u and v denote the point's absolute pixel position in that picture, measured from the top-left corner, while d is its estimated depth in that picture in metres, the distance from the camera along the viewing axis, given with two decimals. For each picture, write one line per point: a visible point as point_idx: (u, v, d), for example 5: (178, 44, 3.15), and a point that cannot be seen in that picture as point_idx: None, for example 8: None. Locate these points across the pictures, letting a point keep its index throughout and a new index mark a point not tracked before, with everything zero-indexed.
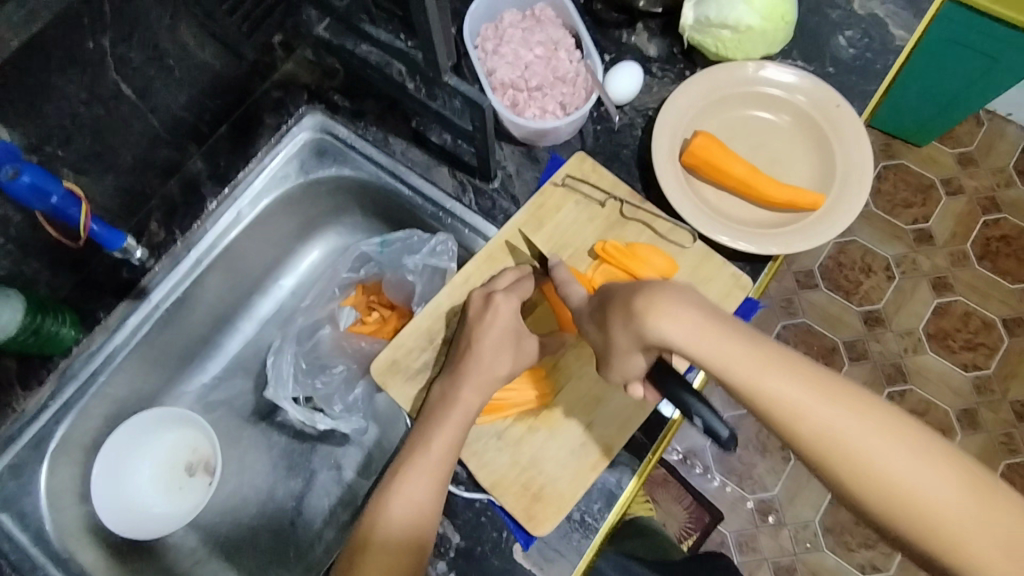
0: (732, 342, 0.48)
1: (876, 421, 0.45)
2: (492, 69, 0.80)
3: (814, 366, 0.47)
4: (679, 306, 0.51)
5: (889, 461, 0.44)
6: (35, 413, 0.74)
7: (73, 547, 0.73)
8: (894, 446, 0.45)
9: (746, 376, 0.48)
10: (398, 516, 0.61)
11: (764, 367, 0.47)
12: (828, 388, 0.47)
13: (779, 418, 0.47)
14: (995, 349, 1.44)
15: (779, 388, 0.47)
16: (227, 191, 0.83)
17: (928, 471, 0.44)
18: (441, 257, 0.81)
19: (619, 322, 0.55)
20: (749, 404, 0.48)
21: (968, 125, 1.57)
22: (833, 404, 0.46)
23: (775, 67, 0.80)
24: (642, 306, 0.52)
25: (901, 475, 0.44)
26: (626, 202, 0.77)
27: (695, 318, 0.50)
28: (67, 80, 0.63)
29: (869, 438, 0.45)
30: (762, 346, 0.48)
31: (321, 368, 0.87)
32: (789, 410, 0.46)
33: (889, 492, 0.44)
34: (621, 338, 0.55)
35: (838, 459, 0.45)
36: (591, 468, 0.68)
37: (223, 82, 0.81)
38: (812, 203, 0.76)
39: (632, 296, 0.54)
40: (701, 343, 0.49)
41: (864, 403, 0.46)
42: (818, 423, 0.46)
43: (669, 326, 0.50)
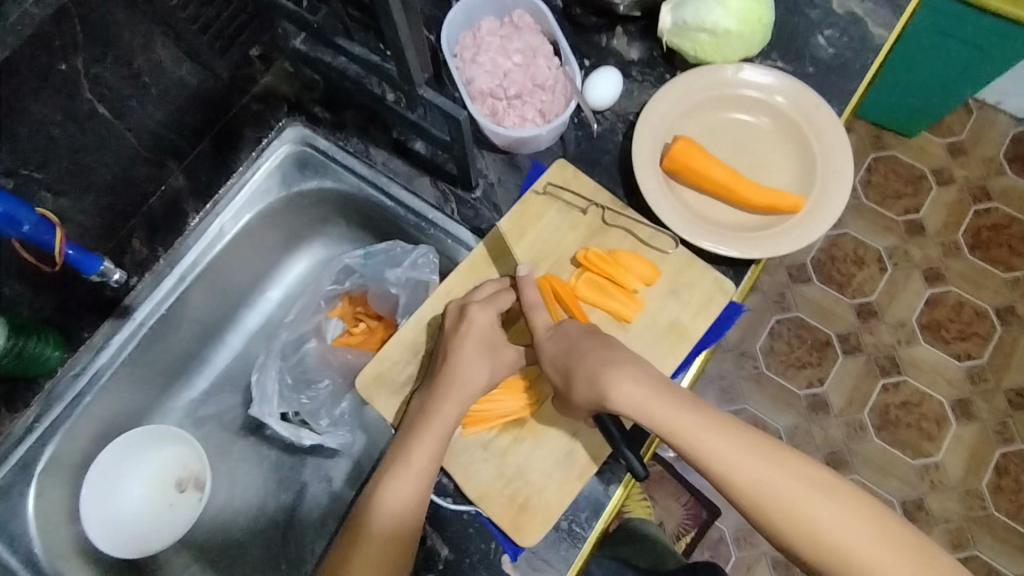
0: (678, 409, 0.58)
1: (800, 475, 0.54)
2: (470, 79, 0.80)
3: (744, 430, 0.56)
4: (631, 376, 0.60)
5: (815, 509, 0.52)
6: (21, 435, 0.75)
7: (63, 567, 0.73)
8: (815, 498, 0.53)
9: (690, 440, 0.56)
10: (379, 529, 0.62)
11: (706, 431, 0.56)
12: (759, 447, 0.55)
13: (720, 476, 0.55)
14: (988, 338, 1.44)
15: (718, 449, 0.55)
16: (209, 208, 0.83)
17: (846, 518, 0.52)
18: (423, 269, 0.81)
19: (580, 384, 0.62)
20: (694, 464, 0.57)
21: (958, 114, 1.57)
22: (764, 461, 0.54)
23: (754, 69, 0.80)
24: (602, 376, 0.61)
25: (824, 523, 0.52)
26: (607, 209, 0.77)
27: (645, 388, 0.60)
28: (40, 103, 0.63)
29: (795, 490, 0.53)
30: (702, 412, 0.57)
31: (306, 383, 0.88)
32: (726, 468, 0.55)
33: (815, 538, 0.52)
34: (581, 392, 0.62)
35: (772, 512, 0.53)
36: (577, 478, 0.68)
37: (202, 98, 0.80)
38: (793, 206, 0.76)
39: (597, 365, 0.62)
40: (651, 408, 0.59)
41: (789, 460, 0.55)
42: (753, 481, 0.54)
43: (624, 394, 0.60)
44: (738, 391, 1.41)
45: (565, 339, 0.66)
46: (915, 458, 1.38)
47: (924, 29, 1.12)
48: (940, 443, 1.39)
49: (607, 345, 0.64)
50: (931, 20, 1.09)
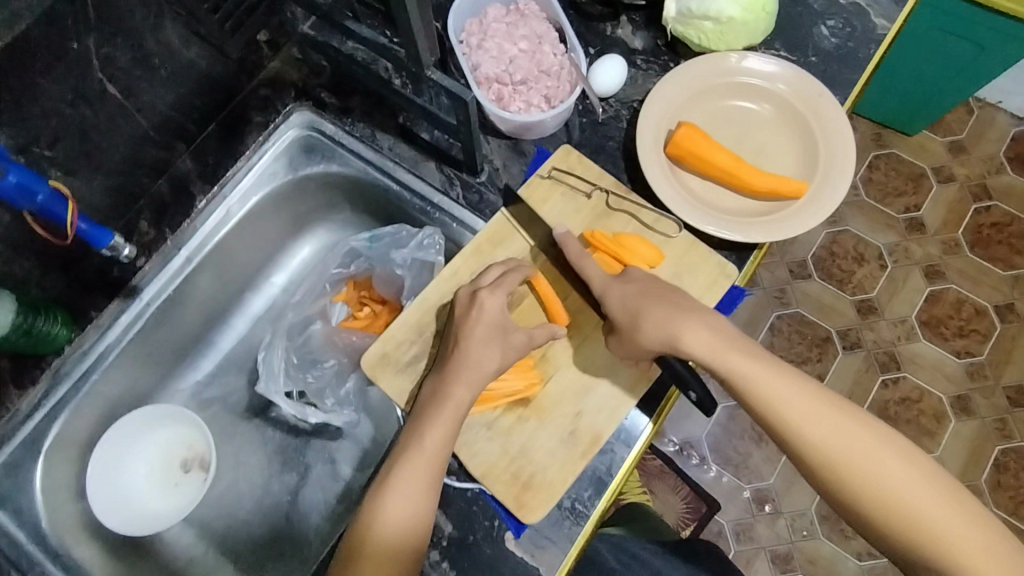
0: (746, 359, 0.63)
1: (858, 425, 0.59)
2: (476, 64, 0.80)
3: (817, 387, 0.62)
4: (702, 326, 0.66)
5: (869, 455, 0.58)
6: (29, 412, 0.75)
7: (69, 543, 0.74)
8: (883, 452, 0.58)
9: (759, 385, 0.62)
10: (393, 509, 0.62)
11: (773, 378, 0.62)
12: (821, 397, 0.61)
13: (782, 419, 0.61)
14: (987, 335, 1.45)
15: (783, 394, 0.61)
16: (217, 189, 0.83)
17: (897, 464, 0.57)
18: (429, 250, 0.81)
19: (649, 326, 0.66)
20: (765, 411, 0.62)
21: (958, 113, 1.58)
22: (826, 409, 0.60)
23: (757, 57, 0.81)
24: (675, 323, 0.65)
25: (877, 466, 0.57)
26: (611, 193, 0.78)
27: (722, 342, 0.64)
28: (52, 81, 0.64)
29: (864, 443, 0.58)
30: (772, 363, 0.63)
31: (312, 362, 0.89)
32: (800, 419, 0.60)
33: (868, 481, 0.57)
34: (650, 332, 0.66)
35: (829, 455, 0.59)
36: (580, 456, 0.69)
37: (211, 81, 0.81)
38: (795, 191, 0.76)
39: (671, 311, 0.66)
40: (728, 361, 0.64)
41: (851, 411, 0.60)
42: (813, 424, 0.60)
43: (695, 341, 0.65)
44: None
45: (635, 280, 0.70)
46: None
47: (926, 24, 1.12)
48: (938, 439, 1.39)
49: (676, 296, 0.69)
50: (931, 17, 1.10)
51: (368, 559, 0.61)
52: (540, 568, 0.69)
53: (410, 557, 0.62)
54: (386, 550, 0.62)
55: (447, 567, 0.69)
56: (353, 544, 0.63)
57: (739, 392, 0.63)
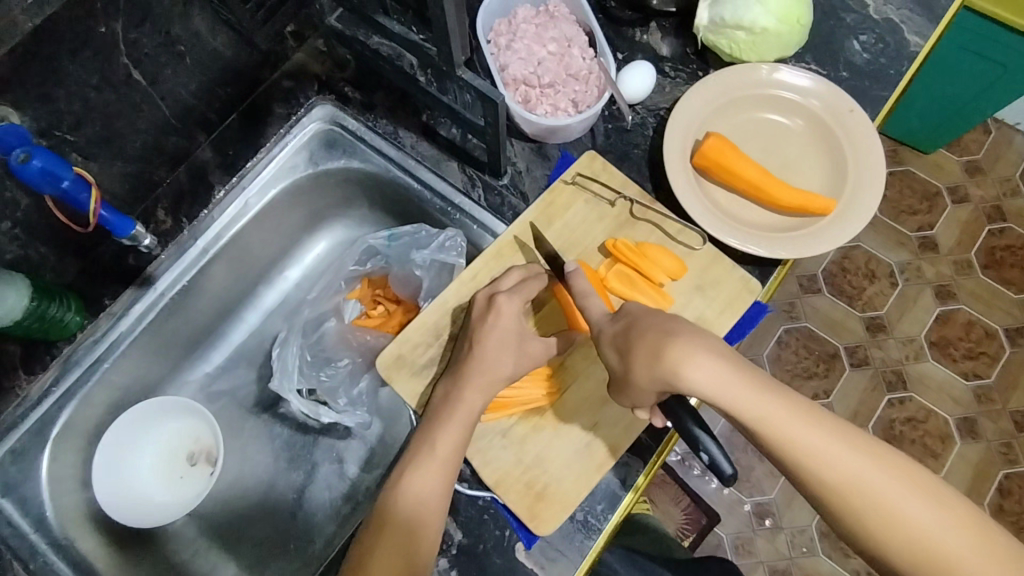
0: (763, 394, 0.52)
1: (894, 471, 0.50)
2: (504, 65, 0.79)
3: (835, 419, 0.52)
4: (707, 353, 0.54)
5: (907, 508, 0.49)
6: (38, 398, 0.74)
7: (72, 533, 0.73)
8: (911, 497, 0.49)
9: (772, 423, 0.52)
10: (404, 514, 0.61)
11: (794, 415, 0.51)
12: (850, 439, 0.51)
13: (806, 467, 0.51)
14: (996, 358, 1.44)
15: (808, 439, 0.51)
16: (236, 179, 0.82)
17: (941, 520, 0.49)
18: (450, 252, 0.80)
19: (642, 362, 0.57)
20: (773, 449, 0.52)
21: (977, 133, 1.56)
22: (855, 453, 0.50)
23: (790, 70, 0.80)
24: (672, 355, 0.55)
25: (919, 523, 0.49)
26: (636, 202, 0.77)
27: (724, 369, 0.53)
28: (78, 64, 0.63)
29: (888, 486, 0.50)
30: (786, 395, 0.52)
31: (325, 362, 0.87)
32: (815, 461, 0.51)
33: (905, 538, 0.49)
34: (641, 373, 0.57)
35: (862, 507, 0.50)
36: (595, 469, 0.68)
37: (235, 71, 0.80)
38: (823, 208, 0.75)
39: (663, 341, 0.56)
40: (733, 393, 0.53)
41: (883, 452, 0.51)
42: (843, 472, 0.50)
43: (701, 374, 0.53)
44: None
45: (624, 319, 0.62)
46: None
47: (949, 46, 1.11)
48: (943, 461, 1.38)
49: (671, 321, 0.59)
50: (958, 40, 1.09)
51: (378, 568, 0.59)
52: None
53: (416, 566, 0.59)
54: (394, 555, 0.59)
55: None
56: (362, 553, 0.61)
57: (753, 432, 0.53)
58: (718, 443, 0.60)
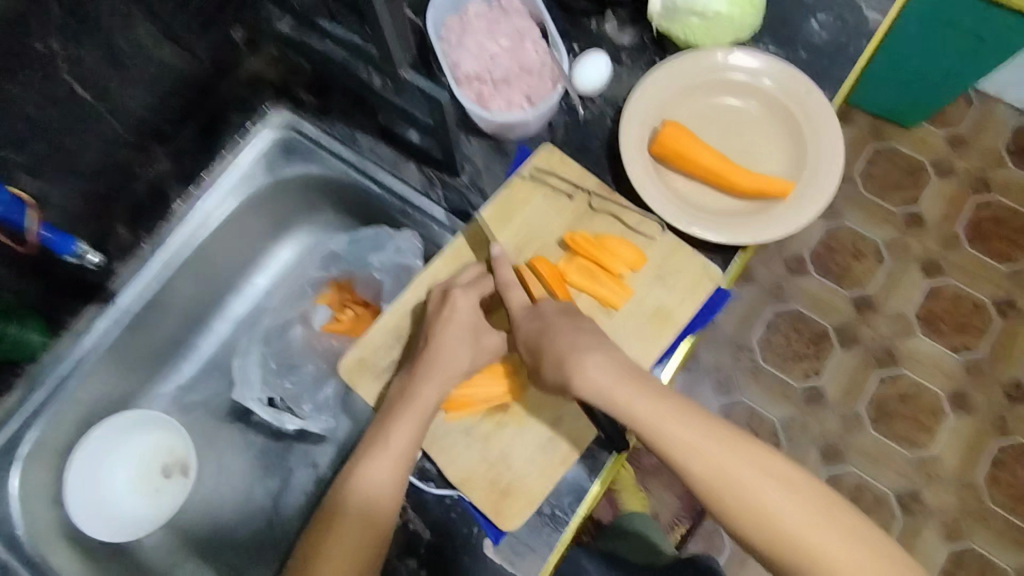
0: (638, 392, 0.60)
1: (753, 461, 0.56)
2: (456, 62, 0.78)
3: (706, 417, 0.58)
4: (600, 358, 0.62)
5: (767, 493, 0.54)
6: (5, 419, 0.75)
7: (45, 550, 0.73)
8: (768, 482, 0.55)
9: (648, 418, 0.59)
10: (355, 509, 0.61)
11: (667, 411, 0.58)
12: (714, 430, 0.57)
13: (676, 456, 0.57)
14: (986, 331, 1.43)
15: (675, 430, 0.57)
16: (194, 191, 0.85)
17: (792, 499, 0.54)
18: (406, 254, 0.81)
19: (548, 366, 0.64)
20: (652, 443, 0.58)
21: (959, 105, 1.55)
22: (722, 444, 0.57)
23: (744, 53, 0.79)
24: (568, 358, 0.62)
25: (772, 503, 0.54)
26: (595, 194, 0.77)
27: (608, 370, 0.61)
28: (15, 82, 0.62)
29: (751, 475, 0.55)
30: (661, 394, 0.60)
31: (289, 368, 0.87)
32: (686, 451, 0.57)
33: (762, 519, 0.54)
34: (549, 371, 0.64)
35: (725, 492, 0.55)
36: (559, 463, 0.68)
37: (187, 81, 0.80)
38: (782, 191, 0.75)
39: (566, 346, 0.63)
40: (614, 391, 0.60)
41: (747, 444, 0.57)
42: (707, 460, 0.56)
43: (591, 375, 0.61)
44: (733, 383, 1.41)
45: (541, 321, 0.66)
46: (910, 450, 1.37)
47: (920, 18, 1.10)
48: (936, 436, 1.38)
49: (584, 328, 0.66)
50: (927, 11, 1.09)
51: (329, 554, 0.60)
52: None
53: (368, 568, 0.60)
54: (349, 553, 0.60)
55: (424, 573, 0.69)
56: (315, 537, 0.61)
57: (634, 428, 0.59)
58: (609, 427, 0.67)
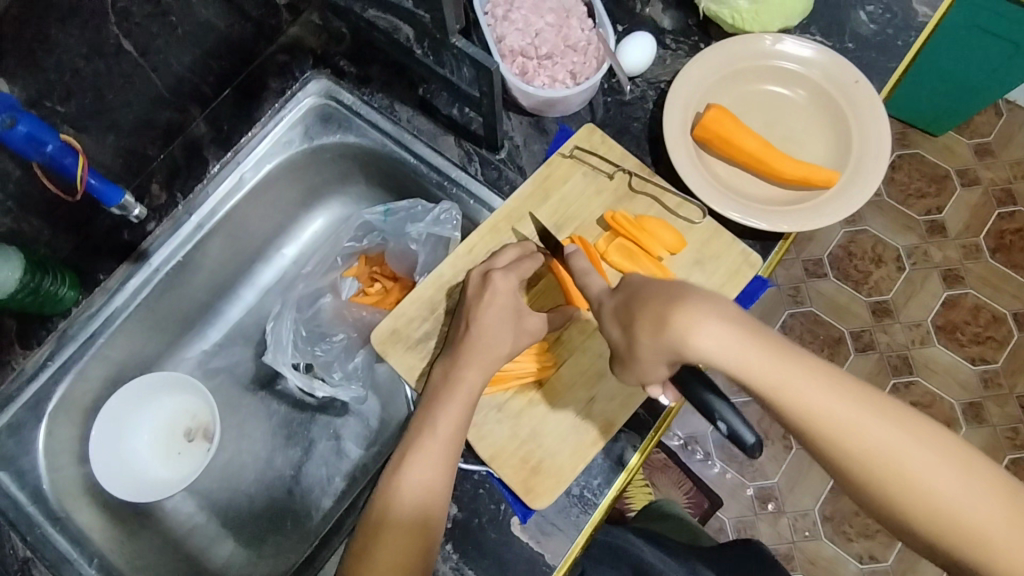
0: (774, 359, 0.48)
1: (928, 444, 0.45)
2: (501, 36, 0.77)
3: (858, 386, 0.47)
4: (715, 318, 0.50)
5: (935, 479, 0.45)
6: (33, 372, 0.74)
7: (69, 507, 0.73)
8: (939, 466, 0.45)
9: (785, 391, 0.47)
10: (411, 493, 0.60)
11: (810, 381, 0.47)
12: (870, 402, 0.46)
13: (826, 439, 0.47)
14: (1004, 342, 1.42)
15: (828, 406, 0.46)
16: (230, 155, 0.81)
17: (980, 493, 0.44)
18: (445, 225, 0.79)
19: (647, 331, 0.53)
20: (787, 419, 0.48)
21: (988, 115, 1.53)
22: (877, 420, 0.46)
23: (793, 40, 0.78)
24: (678, 320, 0.51)
25: (948, 497, 0.44)
26: (634, 174, 0.76)
27: (734, 333, 0.49)
28: (66, 32, 0.62)
29: (917, 457, 0.45)
30: (801, 360, 0.48)
31: (321, 336, 0.87)
32: (835, 431, 0.46)
33: (922, 499, 0.45)
34: (647, 338, 0.54)
35: (891, 482, 0.46)
36: (591, 443, 0.67)
37: (229, 43, 0.79)
38: (826, 180, 0.74)
39: (671, 307, 0.52)
40: (741, 358, 0.48)
41: (910, 419, 0.46)
42: (871, 444, 0.46)
43: (711, 340, 0.49)
44: None
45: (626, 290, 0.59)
46: None
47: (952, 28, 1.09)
48: None
49: (675, 286, 0.55)
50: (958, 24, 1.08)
51: (387, 537, 0.59)
52: (545, 555, 0.67)
53: (416, 555, 0.59)
54: (395, 537, 0.59)
55: (450, 549, 0.68)
56: (373, 522, 0.60)
57: (766, 401, 0.48)
58: (736, 411, 0.57)
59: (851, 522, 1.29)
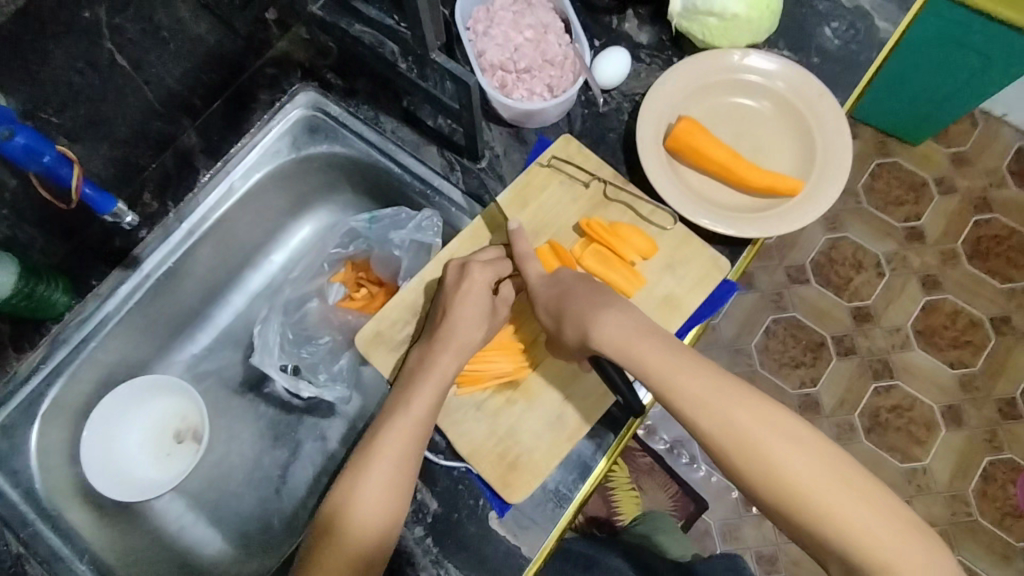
0: (648, 348, 0.63)
1: (762, 416, 0.58)
2: (481, 51, 0.80)
3: (713, 371, 0.61)
4: (609, 317, 0.65)
5: (767, 443, 0.57)
6: (26, 376, 0.76)
7: (61, 505, 0.75)
8: (771, 434, 0.57)
9: (656, 373, 0.61)
10: (382, 477, 0.62)
11: (674, 366, 0.61)
12: (720, 383, 0.60)
13: (683, 409, 0.60)
14: (981, 347, 1.45)
15: (684, 383, 0.60)
16: (220, 165, 0.84)
17: (799, 452, 0.56)
18: (427, 232, 0.82)
19: (570, 320, 0.66)
20: (661, 396, 0.61)
21: (963, 125, 1.58)
22: (722, 395, 0.59)
23: (759, 55, 0.82)
24: (589, 317, 0.65)
25: (775, 455, 0.56)
26: (609, 183, 0.79)
27: (621, 328, 0.64)
28: (61, 47, 0.65)
29: (752, 425, 0.57)
30: (670, 351, 0.62)
31: (307, 338, 0.90)
32: (690, 405, 0.59)
33: (758, 460, 0.57)
34: (569, 333, 0.67)
35: (732, 443, 0.57)
36: (565, 439, 0.70)
37: (221, 58, 0.82)
38: (791, 188, 0.77)
39: (592, 308, 0.66)
40: (625, 345, 0.64)
41: (750, 397, 0.59)
42: (718, 416, 0.58)
43: (604, 333, 0.64)
44: None
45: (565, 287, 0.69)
46: (903, 461, 1.39)
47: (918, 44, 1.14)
48: (928, 448, 1.40)
49: (600, 293, 0.68)
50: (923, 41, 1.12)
51: (356, 510, 0.61)
52: (522, 548, 0.70)
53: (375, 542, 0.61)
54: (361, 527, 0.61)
55: (430, 542, 0.70)
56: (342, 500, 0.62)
57: (645, 383, 0.62)
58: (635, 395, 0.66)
59: None
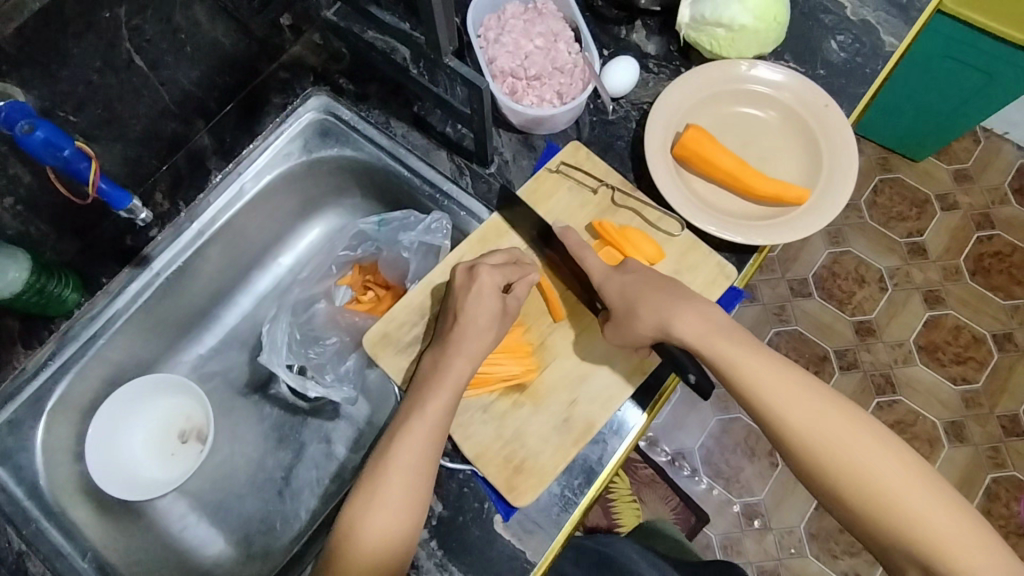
0: (729, 346, 0.65)
1: (839, 413, 0.61)
2: (492, 58, 0.82)
3: (790, 370, 0.64)
4: (687, 313, 0.67)
5: (846, 439, 0.60)
6: (34, 371, 0.77)
7: (65, 503, 0.75)
8: (848, 429, 0.60)
9: (738, 370, 0.64)
10: (397, 478, 0.62)
11: (753, 363, 0.64)
12: (798, 380, 0.63)
13: (764, 405, 0.63)
14: (983, 363, 1.45)
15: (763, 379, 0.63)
16: (232, 165, 0.85)
17: (875, 447, 0.59)
18: (435, 234, 0.83)
19: (649, 306, 0.68)
20: (741, 392, 0.64)
21: (966, 142, 1.60)
22: (800, 392, 0.62)
23: (766, 66, 0.83)
24: (667, 311, 0.67)
25: (854, 449, 0.59)
26: (617, 189, 0.80)
27: (701, 325, 0.67)
28: (81, 47, 0.66)
29: (832, 422, 0.61)
30: (750, 349, 0.65)
31: (314, 339, 0.90)
32: (771, 402, 0.62)
33: (836, 454, 0.60)
34: (645, 319, 0.68)
35: (811, 438, 0.61)
36: (571, 444, 0.70)
37: (236, 61, 0.83)
38: (798, 197, 0.78)
39: (674, 298, 0.68)
40: (705, 341, 0.66)
41: (826, 395, 0.62)
42: (798, 411, 0.61)
43: (684, 328, 0.67)
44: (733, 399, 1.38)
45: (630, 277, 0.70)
46: None
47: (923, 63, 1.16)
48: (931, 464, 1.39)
49: (671, 286, 0.70)
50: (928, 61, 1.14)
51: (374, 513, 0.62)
52: (526, 552, 0.69)
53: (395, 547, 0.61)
54: (379, 532, 0.61)
55: (435, 546, 0.70)
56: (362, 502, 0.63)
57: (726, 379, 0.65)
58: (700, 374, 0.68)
59: (838, 539, 1.31)
